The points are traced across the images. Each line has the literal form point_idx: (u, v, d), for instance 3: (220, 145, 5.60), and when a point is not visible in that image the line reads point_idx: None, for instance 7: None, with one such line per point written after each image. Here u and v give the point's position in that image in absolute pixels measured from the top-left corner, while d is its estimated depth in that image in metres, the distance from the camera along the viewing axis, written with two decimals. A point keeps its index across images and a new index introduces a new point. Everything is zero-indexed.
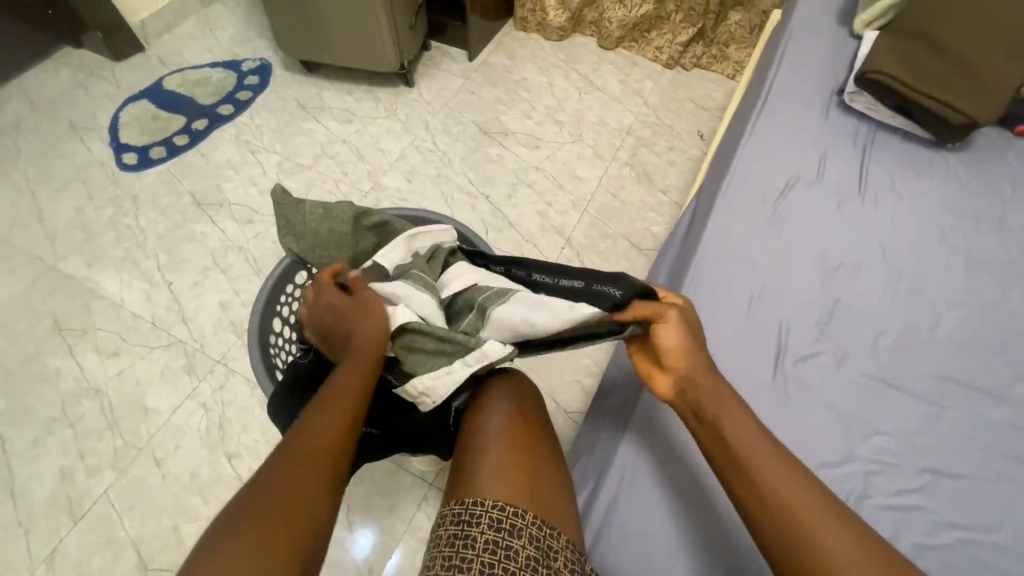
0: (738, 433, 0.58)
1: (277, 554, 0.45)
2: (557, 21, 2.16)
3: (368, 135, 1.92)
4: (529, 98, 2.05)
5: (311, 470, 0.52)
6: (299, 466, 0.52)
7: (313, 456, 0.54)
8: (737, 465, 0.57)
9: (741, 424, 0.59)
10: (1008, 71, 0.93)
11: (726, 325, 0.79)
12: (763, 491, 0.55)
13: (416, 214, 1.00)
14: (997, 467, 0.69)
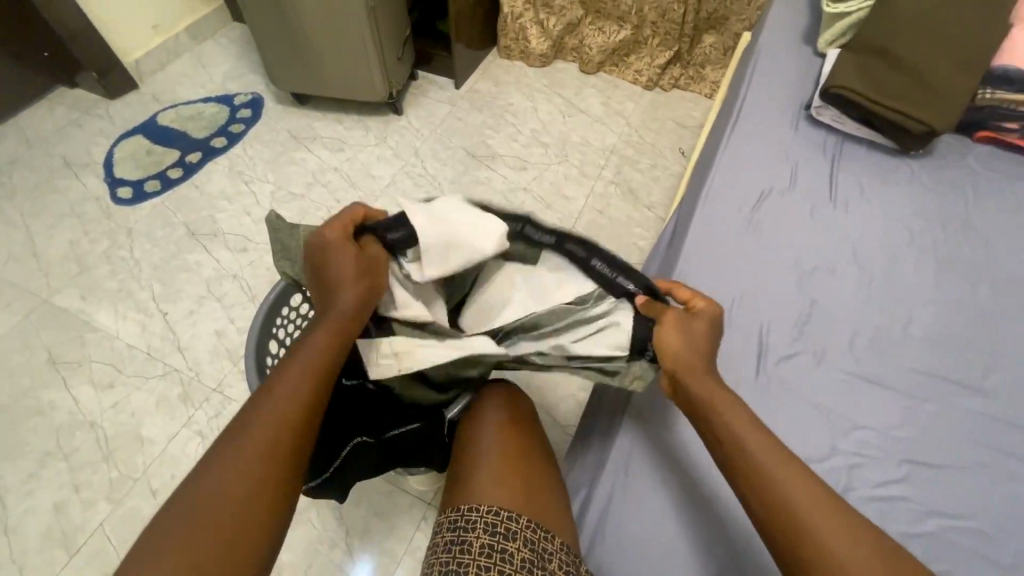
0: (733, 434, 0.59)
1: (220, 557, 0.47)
2: (539, 48, 2.25)
3: (359, 163, 1.97)
4: (515, 122, 2.12)
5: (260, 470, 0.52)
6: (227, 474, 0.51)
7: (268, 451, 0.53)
8: (742, 470, 0.57)
9: (749, 435, 0.58)
10: (960, 82, 0.99)
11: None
12: (768, 498, 0.54)
13: None
14: (973, 455, 0.71)
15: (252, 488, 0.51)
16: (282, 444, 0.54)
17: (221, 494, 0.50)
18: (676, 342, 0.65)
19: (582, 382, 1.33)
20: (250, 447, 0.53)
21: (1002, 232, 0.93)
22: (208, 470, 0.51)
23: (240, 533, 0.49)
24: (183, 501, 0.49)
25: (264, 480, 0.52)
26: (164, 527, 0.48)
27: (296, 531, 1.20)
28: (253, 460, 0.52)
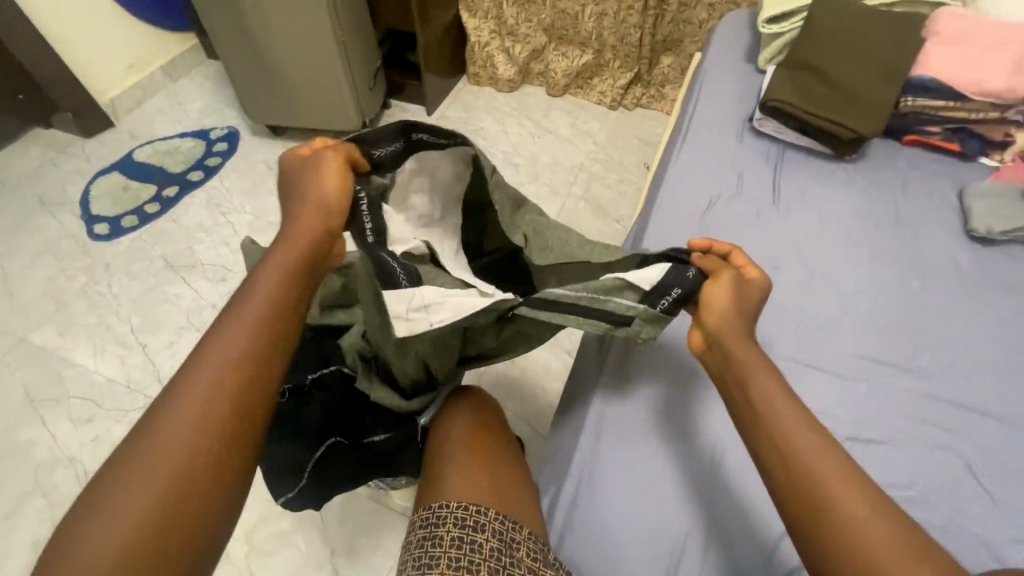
0: (769, 407, 0.61)
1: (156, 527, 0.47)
2: (506, 74, 2.35)
3: None
4: (486, 145, 2.20)
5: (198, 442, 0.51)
6: (169, 444, 0.51)
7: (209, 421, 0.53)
8: (775, 442, 0.58)
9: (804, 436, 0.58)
10: (883, 92, 1.08)
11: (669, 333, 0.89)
12: (802, 472, 0.56)
13: None
14: (909, 429, 0.77)
15: (210, 426, 0.52)
16: (238, 382, 0.55)
17: (161, 465, 0.50)
18: (724, 299, 0.70)
19: (558, 390, 1.37)
20: (207, 384, 0.54)
21: (928, 226, 1.01)
22: (165, 406, 0.53)
23: (201, 469, 0.51)
24: (140, 439, 0.51)
25: (222, 417, 0.53)
26: (123, 468, 0.49)
27: (282, 554, 1.21)
28: (210, 399, 0.54)
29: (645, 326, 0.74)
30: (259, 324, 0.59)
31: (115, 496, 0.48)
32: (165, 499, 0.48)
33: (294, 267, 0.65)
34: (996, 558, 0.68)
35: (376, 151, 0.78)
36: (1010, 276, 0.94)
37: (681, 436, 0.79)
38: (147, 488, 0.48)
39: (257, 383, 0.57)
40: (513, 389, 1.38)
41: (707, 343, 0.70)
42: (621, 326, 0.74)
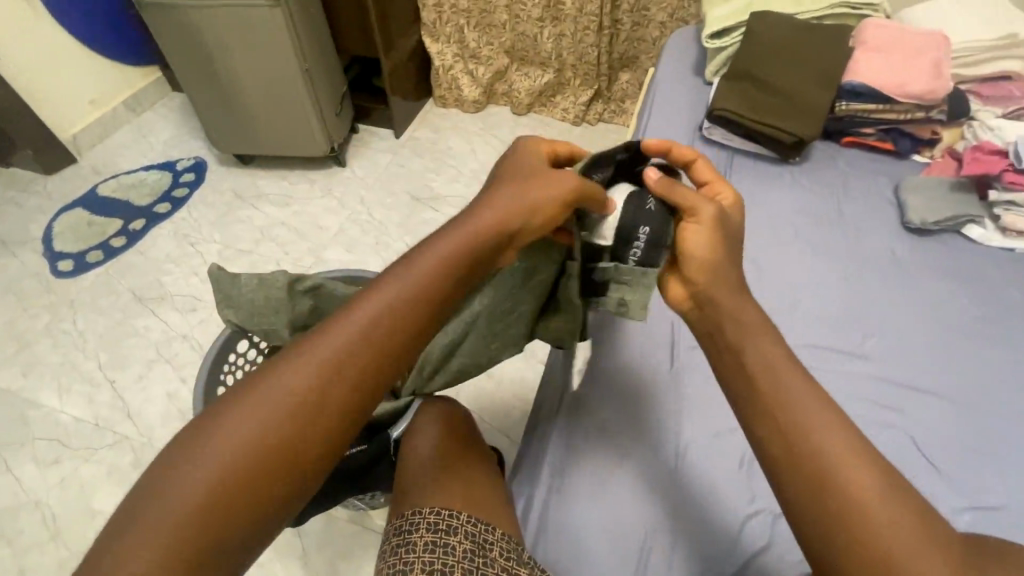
0: (767, 375, 0.59)
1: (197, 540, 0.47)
2: (471, 95, 2.41)
3: (306, 216, 2.04)
4: (454, 164, 2.24)
5: (263, 466, 0.50)
6: (235, 459, 0.50)
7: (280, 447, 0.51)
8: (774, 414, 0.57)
9: (808, 411, 0.56)
10: (819, 97, 1.15)
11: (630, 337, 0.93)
12: (810, 454, 0.54)
13: (351, 275, 1.18)
14: (859, 412, 0.82)
15: (267, 453, 0.50)
16: (308, 411, 0.52)
17: (219, 477, 0.49)
18: (704, 243, 0.66)
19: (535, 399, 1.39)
20: (279, 404, 0.52)
21: (869, 220, 1.07)
22: (238, 406, 0.52)
23: (248, 495, 0.49)
24: (205, 437, 0.51)
25: (284, 453, 0.51)
26: (179, 465, 0.49)
27: None
28: (276, 423, 0.51)
29: (623, 292, 0.79)
30: (349, 352, 0.55)
31: (165, 497, 0.48)
32: (205, 520, 0.48)
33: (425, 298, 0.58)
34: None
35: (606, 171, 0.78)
36: (945, 263, 1.01)
37: (646, 432, 0.82)
38: (194, 503, 0.48)
39: (327, 421, 0.53)
40: (491, 401, 1.40)
41: (695, 300, 0.67)
42: (598, 296, 0.82)
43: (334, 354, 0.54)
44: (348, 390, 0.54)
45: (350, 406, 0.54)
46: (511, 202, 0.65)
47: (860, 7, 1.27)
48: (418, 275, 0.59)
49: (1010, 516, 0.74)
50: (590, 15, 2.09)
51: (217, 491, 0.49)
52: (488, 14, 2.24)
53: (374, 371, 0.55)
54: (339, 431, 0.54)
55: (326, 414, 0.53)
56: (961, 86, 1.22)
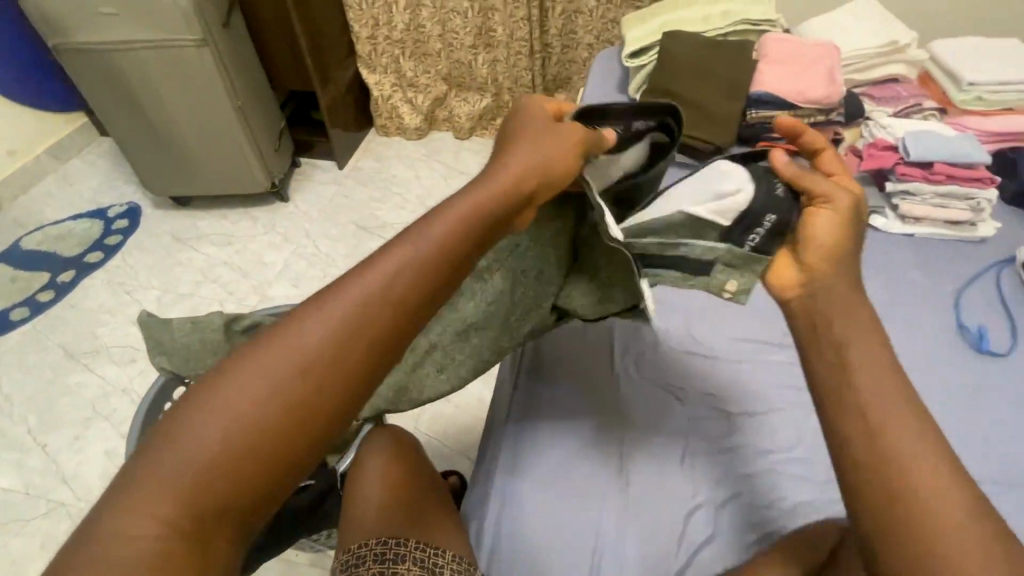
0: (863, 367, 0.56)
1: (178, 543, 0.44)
2: (413, 123, 2.42)
3: (249, 253, 2.00)
4: (400, 191, 2.25)
5: (246, 463, 0.46)
6: (214, 455, 0.45)
7: (264, 439, 0.46)
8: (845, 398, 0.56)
9: (899, 429, 0.53)
10: (729, 107, 1.23)
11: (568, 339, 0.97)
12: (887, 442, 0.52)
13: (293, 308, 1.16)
14: (779, 395, 0.89)
15: (261, 430, 0.46)
16: (308, 384, 0.48)
17: (198, 476, 0.45)
18: (830, 230, 0.65)
19: None
20: (276, 374, 0.48)
21: None
22: (230, 374, 0.48)
23: (243, 475, 0.46)
24: (190, 411, 0.46)
25: (269, 447, 0.46)
26: (168, 435, 0.46)
27: None
28: (271, 396, 0.47)
29: (729, 277, 0.76)
30: (352, 320, 0.50)
31: (158, 468, 0.45)
32: (198, 496, 0.44)
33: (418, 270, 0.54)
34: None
35: (636, 123, 0.81)
36: None
37: (599, 434, 0.84)
38: (186, 478, 0.44)
39: (315, 412, 0.48)
40: (450, 423, 1.39)
41: (809, 287, 0.63)
42: (703, 277, 0.77)
43: (335, 325, 0.50)
44: (339, 375, 0.49)
45: (351, 381, 0.50)
46: (536, 158, 0.64)
47: (759, 24, 1.38)
48: (427, 242, 0.55)
49: None
50: (521, 40, 2.18)
51: (197, 490, 0.44)
52: (422, 43, 2.30)
53: (380, 347, 0.51)
54: (329, 423, 0.49)
55: (326, 388, 0.49)
56: (855, 90, 1.33)
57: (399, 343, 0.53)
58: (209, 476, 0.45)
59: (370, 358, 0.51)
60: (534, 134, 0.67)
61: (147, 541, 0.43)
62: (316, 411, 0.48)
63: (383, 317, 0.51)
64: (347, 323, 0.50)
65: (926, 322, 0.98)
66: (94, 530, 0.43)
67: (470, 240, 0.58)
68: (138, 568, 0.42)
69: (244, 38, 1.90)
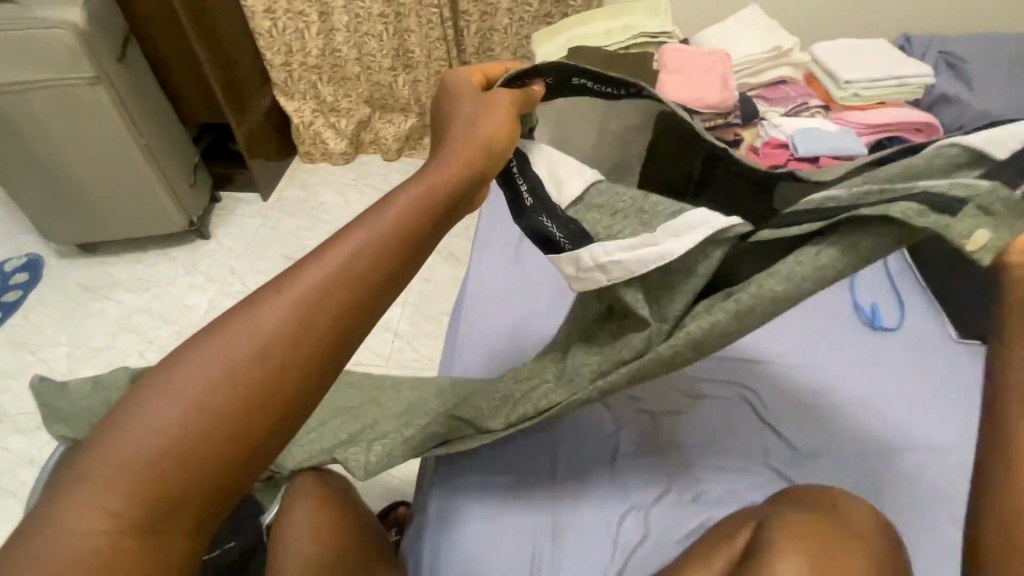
0: None
1: (133, 537, 0.43)
2: (338, 147, 2.37)
3: (170, 297, 1.91)
4: (329, 219, 2.20)
5: (204, 455, 0.44)
6: (166, 446, 0.44)
7: (221, 429, 0.45)
8: None
9: None
10: None
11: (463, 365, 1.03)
12: None
13: None
14: (699, 390, 0.93)
15: (215, 423, 0.45)
16: (263, 375, 0.47)
17: (150, 468, 0.43)
18: None
19: None
20: (231, 361, 0.46)
21: None
22: (180, 364, 0.46)
23: (198, 467, 0.44)
24: (140, 399, 0.45)
25: (225, 438, 0.45)
26: (114, 425, 0.44)
27: None
28: (225, 387, 0.46)
29: (980, 225, 0.54)
30: (312, 302, 0.49)
31: (105, 463, 0.43)
32: (145, 491, 0.43)
33: (377, 247, 0.53)
34: (787, 480, 0.84)
35: (575, 79, 0.79)
36: None
37: (531, 452, 0.86)
38: (136, 472, 0.43)
39: (275, 400, 0.47)
40: None
41: None
42: (937, 214, 0.56)
43: (294, 310, 0.49)
44: (297, 361, 0.48)
45: (312, 368, 0.49)
46: (475, 128, 0.66)
47: (657, 36, 1.46)
48: (384, 222, 0.54)
49: (830, 458, 0.86)
50: (439, 59, 2.18)
51: (152, 483, 0.43)
52: (340, 68, 2.27)
53: (337, 332, 0.50)
54: (289, 414, 0.48)
55: (284, 375, 0.47)
56: (749, 93, 1.43)
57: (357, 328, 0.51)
58: (163, 470, 0.43)
59: (331, 343, 0.49)
60: (473, 107, 0.68)
61: (97, 536, 0.42)
62: (275, 399, 0.47)
63: (342, 300, 0.50)
64: (306, 306, 0.49)
65: (827, 306, 1.06)
66: (39, 525, 0.42)
67: (425, 218, 0.57)
68: (86, 564, 0.41)
69: (145, 72, 1.81)
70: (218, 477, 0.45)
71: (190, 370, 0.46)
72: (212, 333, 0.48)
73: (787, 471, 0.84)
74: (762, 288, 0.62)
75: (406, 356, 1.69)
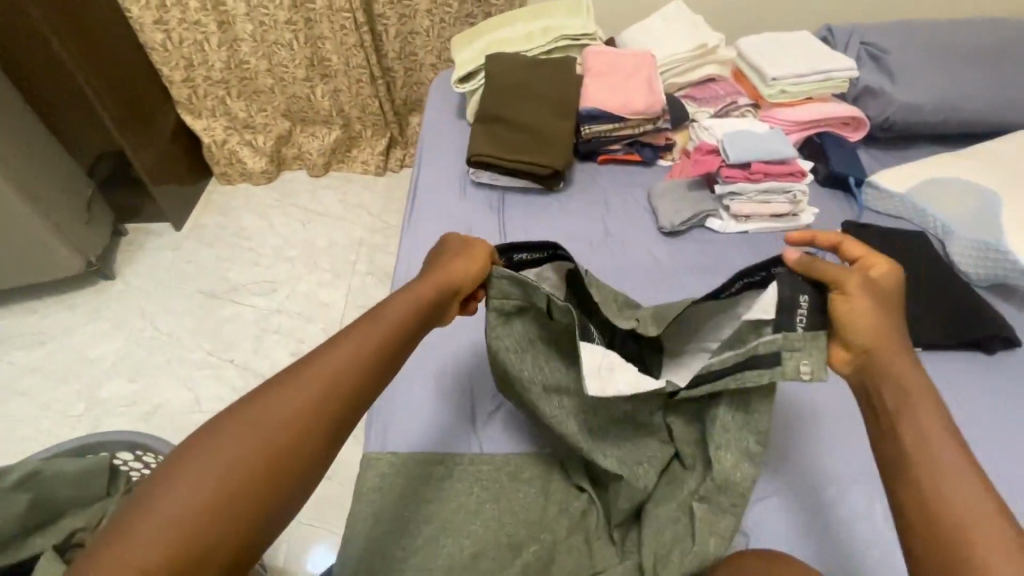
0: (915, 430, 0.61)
1: None
2: (257, 166, 2.19)
3: (71, 349, 1.72)
4: (252, 245, 2.02)
5: (237, 511, 0.53)
6: (205, 503, 0.52)
7: (256, 485, 0.54)
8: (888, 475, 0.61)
9: (928, 484, 0.58)
10: (560, 127, 1.22)
11: (384, 425, 0.89)
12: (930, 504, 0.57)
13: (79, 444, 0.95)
14: None
15: (248, 479, 0.54)
16: (287, 446, 0.57)
17: (187, 524, 0.50)
18: (864, 312, 0.69)
19: None
20: (265, 428, 0.57)
21: (632, 230, 1.17)
22: (211, 439, 0.55)
23: (229, 522, 0.52)
24: (183, 464, 0.54)
25: (256, 494, 0.54)
26: (161, 486, 0.52)
27: None
28: (252, 451, 0.55)
29: (800, 360, 0.73)
30: (331, 380, 0.62)
31: (140, 531, 0.50)
32: (179, 544, 0.49)
33: (381, 339, 0.68)
34: (738, 530, 0.82)
35: (518, 255, 0.88)
36: (697, 259, 1.13)
37: (464, 534, 0.77)
38: (169, 538, 0.50)
39: (298, 461, 0.57)
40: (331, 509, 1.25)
41: (857, 362, 0.69)
42: (771, 368, 0.74)
43: (316, 389, 0.61)
44: (316, 427, 0.59)
45: (326, 437, 0.60)
46: (451, 258, 0.81)
47: (579, 38, 1.37)
48: (385, 320, 0.70)
49: (776, 502, 0.84)
50: (358, 67, 2.03)
51: (187, 536, 0.50)
52: (250, 81, 2.09)
53: (344, 410, 0.62)
54: (303, 478, 0.58)
55: (307, 438, 0.58)
56: (678, 93, 1.37)
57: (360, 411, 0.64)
58: (200, 526, 0.51)
59: (341, 416, 0.62)
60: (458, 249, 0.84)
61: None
62: (298, 462, 0.57)
63: (353, 378, 0.64)
64: (324, 381, 0.62)
65: None
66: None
67: (410, 317, 0.72)
68: None
69: (16, 101, 1.60)
70: (243, 533, 0.53)
71: (229, 437, 0.56)
72: (247, 411, 0.58)
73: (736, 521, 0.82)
74: (722, 462, 0.76)
75: None
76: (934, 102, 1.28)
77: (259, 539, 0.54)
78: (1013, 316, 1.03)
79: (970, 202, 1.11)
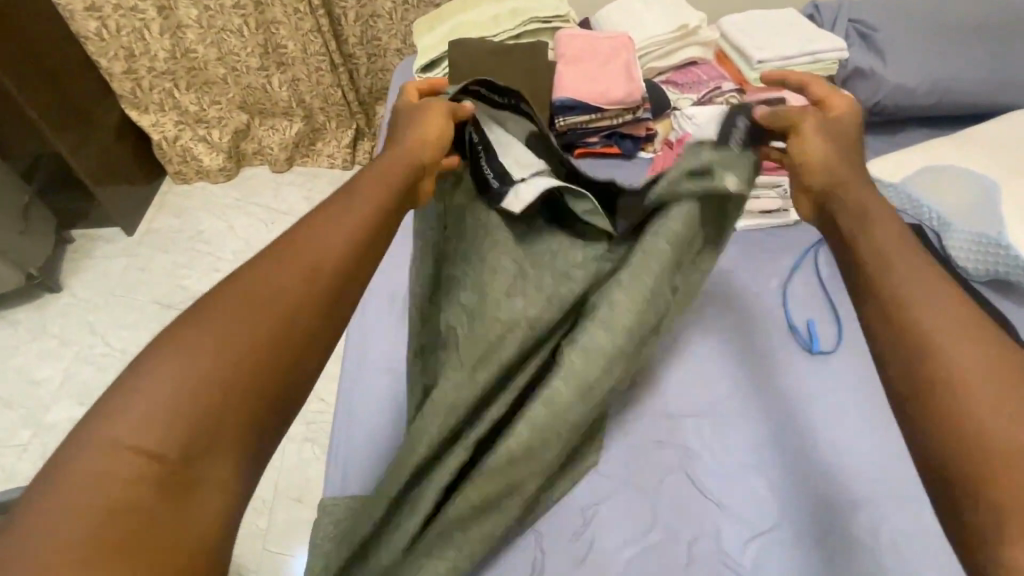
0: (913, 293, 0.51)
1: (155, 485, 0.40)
2: (214, 163, 2.04)
3: (14, 370, 1.59)
4: (210, 249, 1.89)
5: (240, 385, 0.45)
6: (200, 377, 0.44)
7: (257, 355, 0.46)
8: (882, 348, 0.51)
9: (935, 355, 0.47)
10: None
11: (346, 464, 0.83)
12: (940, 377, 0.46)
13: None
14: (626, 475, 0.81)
15: (247, 353, 0.46)
16: (287, 313, 0.49)
17: (184, 401, 0.43)
18: (820, 146, 0.69)
19: None
20: (254, 300, 0.49)
21: None
22: (194, 322, 0.47)
23: (233, 398, 0.44)
24: (166, 345, 0.45)
25: (256, 368, 0.46)
26: (141, 370, 0.43)
27: None
28: (248, 323, 0.47)
29: (730, 174, 0.79)
30: (323, 245, 0.54)
31: (127, 412, 0.41)
32: (178, 425, 0.42)
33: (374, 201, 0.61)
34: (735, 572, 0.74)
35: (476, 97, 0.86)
36: None
37: None
38: (168, 410, 0.42)
39: (300, 332, 0.49)
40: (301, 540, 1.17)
41: (822, 203, 0.67)
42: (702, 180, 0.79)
43: (307, 255, 0.53)
44: (316, 285, 0.52)
45: (329, 305, 0.52)
46: (416, 122, 0.77)
47: (550, 20, 1.27)
48: (372, 188, 0.63)
49: (775, 536, 0.76)
50: (317, 54, 1.88)
51: (185, 415, 0.42)
52: (200, 71, 1.93)
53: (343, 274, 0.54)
54: (308, 348, 0.50)
55: (309, 304, 0.51)
56: (658, 78, 1.28)
57: (370, 252, 0.58)
58: (199, 402, 0.43)
59: (341, 272, 0.54)
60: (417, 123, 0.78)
61: (115, 497, 0.39)
62: (299, 328, 0.49)
63: (354, 230, 0.57)
64: (319, 237, 0.55)
65: (756, 343, 0.95)
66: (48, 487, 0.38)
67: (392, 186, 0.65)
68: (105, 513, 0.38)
69: None
70: (250, 414, 0.45)
71: (218, 309, 0.48)
72: (235, 283, 0.50)
73: (737, 565, 0.74)
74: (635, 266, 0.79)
75: (312, 410, 1.47)
76: (928, 82, 1.21)
77: (269, 421, 0.46)
78: (1014, 312, 0.97)
79: (968, 191, 1.05)
